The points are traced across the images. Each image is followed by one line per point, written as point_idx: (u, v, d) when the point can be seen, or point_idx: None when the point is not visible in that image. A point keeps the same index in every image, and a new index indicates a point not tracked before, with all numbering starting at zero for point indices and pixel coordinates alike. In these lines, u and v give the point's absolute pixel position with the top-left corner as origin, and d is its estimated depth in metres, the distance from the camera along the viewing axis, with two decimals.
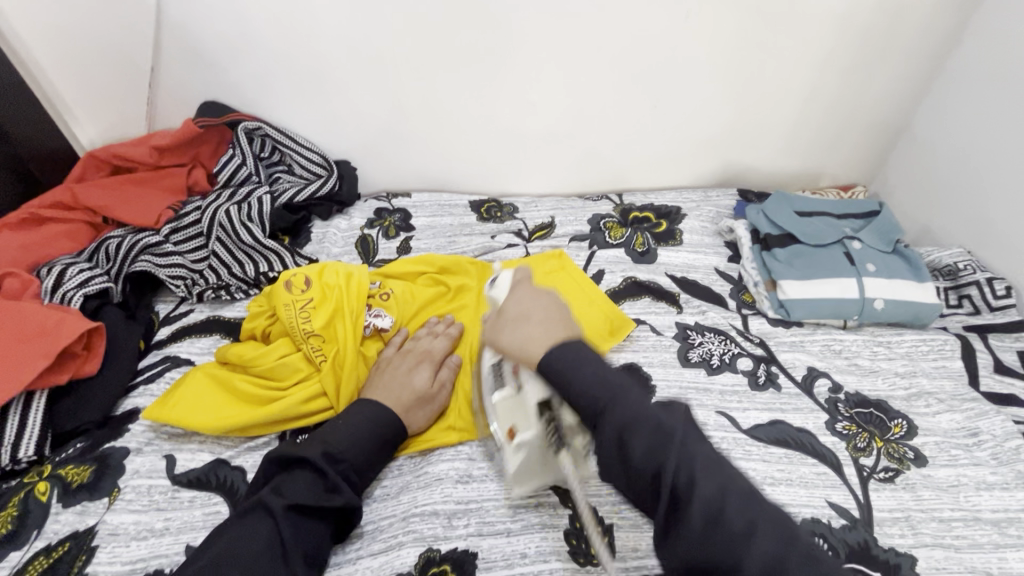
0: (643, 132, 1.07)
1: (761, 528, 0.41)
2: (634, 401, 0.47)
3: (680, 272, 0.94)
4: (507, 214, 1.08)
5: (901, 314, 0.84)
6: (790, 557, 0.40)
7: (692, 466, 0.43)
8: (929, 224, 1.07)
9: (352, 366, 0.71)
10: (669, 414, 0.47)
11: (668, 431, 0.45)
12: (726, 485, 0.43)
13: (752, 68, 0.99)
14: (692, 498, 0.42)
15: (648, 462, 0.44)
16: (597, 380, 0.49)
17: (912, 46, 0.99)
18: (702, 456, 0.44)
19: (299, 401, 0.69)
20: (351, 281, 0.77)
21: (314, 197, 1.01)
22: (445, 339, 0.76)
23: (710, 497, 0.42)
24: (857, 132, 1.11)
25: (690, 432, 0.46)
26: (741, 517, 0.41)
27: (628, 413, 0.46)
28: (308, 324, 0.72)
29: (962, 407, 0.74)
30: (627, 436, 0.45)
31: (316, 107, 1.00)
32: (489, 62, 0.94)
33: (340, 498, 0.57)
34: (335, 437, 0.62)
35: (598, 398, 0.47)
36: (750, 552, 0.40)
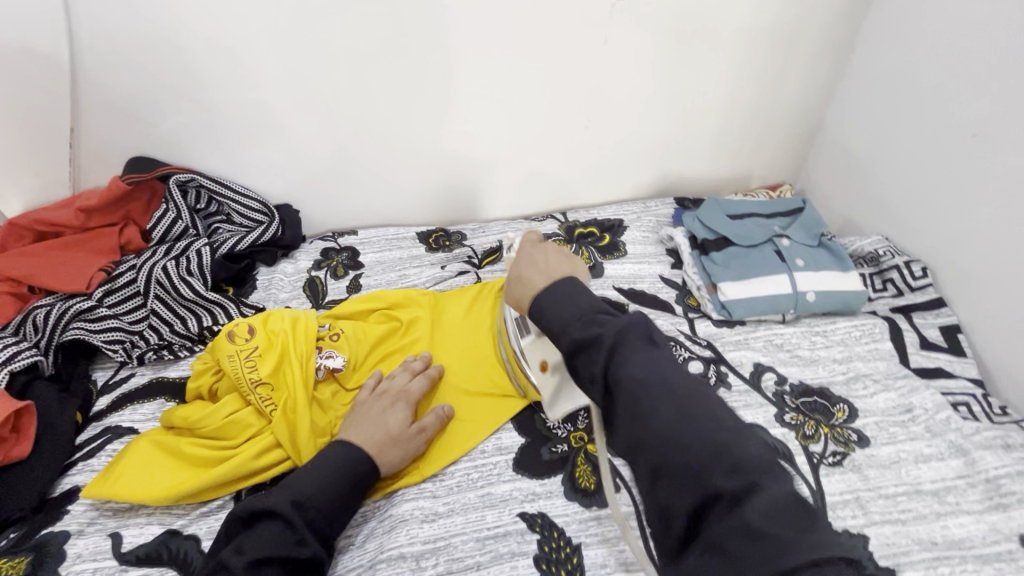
0: (579, 152, 1.10)
1: (674, 411, 0.47)
2: (581, 325, 0.53)
3: (626, 284, 0.97)
4: (456, 242, 1.08)
5: (832, 304, 0.88)
6: (697, 435, 0.45)
7: (623, 368, 0.50)
8: (851, 214, 1.14)
9: (305, 413, 0.70)
10: (619, 323, 0.53)
11: (602, 339, 0.51)
12: (651, 379, 0.49)
13: (673, 82, 1.04)
14: (618, 389, 0.49)
15: (590, 369, 0.52)
16: (563, 314, 0.55)
17: (813, 52, 1.07)
18: (636, 356, 0.50)
19: (252, 455, 0.67)
20: (297, 325, 0.76)
21: (256, 243, 0.99)
22: (422, 380, 0.74)
23: (632, 386, 0.48)
24: (776, 134, 1.18)
25: (627, 338, 0.51)
26: (658, 408, 0.47)
27: (574, 334, 0.53)
28: (254, 373, 0.70)
29: (896, 385, 0.78)
30: (578, 353, 0.53)
31: (252, 154, 0.99)
32: (423, 96, 0.96)
33: (309, 552, 0.55)
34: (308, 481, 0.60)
35: (557, 326, 0.55)
36: (656, 429, 0.46)
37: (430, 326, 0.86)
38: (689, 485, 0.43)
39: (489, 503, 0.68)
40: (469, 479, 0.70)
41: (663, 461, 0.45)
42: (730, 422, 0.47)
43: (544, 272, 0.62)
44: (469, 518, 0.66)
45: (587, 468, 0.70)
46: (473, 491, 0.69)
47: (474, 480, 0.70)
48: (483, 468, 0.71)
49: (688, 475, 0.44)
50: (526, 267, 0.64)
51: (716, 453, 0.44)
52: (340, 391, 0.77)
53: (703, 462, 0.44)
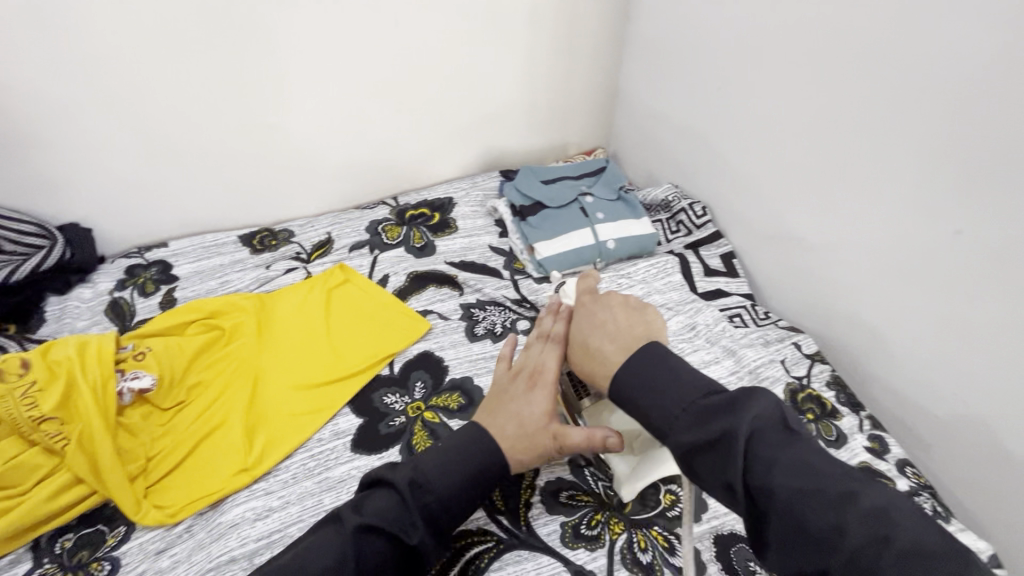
0: (396, 137, 1.11)
1: (856, 521, 0.39)
2: (687, 421, 0.46)
3: (457, 257, 1.01)
4: (283, 240, 1.05)
5: (632, 247, 0.99)
6: (903, 563, 0.37)
7: (770, 475, 0.42)
8: (652, 169, 1.28)
9: (103, 441, 0.65)
10: (734, 412, 0.45)
11: (729, 435, 0.44)
12: (809, 487, 0.41)
13: (475, 62, 1.10)
14: (773, 505, 0.42)
15: (718, 478, 0.44)
16: (656, 404, 0.48)
17: (595, 27, 1.18)
18: (784, 457, 0.43)
19: (44, 498, 0.62)
20: (86, 351, 0.70)
21: (37, 271, 0.88)
22: (555, 348, 0.62)
23: (791, 500, 0.41)
24: (581, 104, 1.29)
25: (760, 434, 0.44)
26: (829, 523, 0.39)
27: (681, 435, 0.46)
28: (34, 410, 0.63)
29: (685, 309, 0.91)
30: (692, 454, 0.45)
31: (13, 173, 0.87)
32: (213, 93, 0.92)
33: (415, 536, 0.48)
34: (426, 461, 0.53)
35: (658, 419, 0.48)
36: (843, 556, 0.38)
37: (256, 330, 0.84)
38: None
39: (327, 486, 0.68)
40: (306, 468, 0.70)
41: None
42: (925, 532, 0.38)
43: (613, 339, 0.56)
44: (306, 505, 0.66)
45: (424, 434, 0.74)
46: (310, 478, 0.69)
47: (311, 468, 0.70)
48: (320, 455, 0.71)
49: None
50: (591, 330, 0.59)
51: None
52: (154, 412, 0.73)
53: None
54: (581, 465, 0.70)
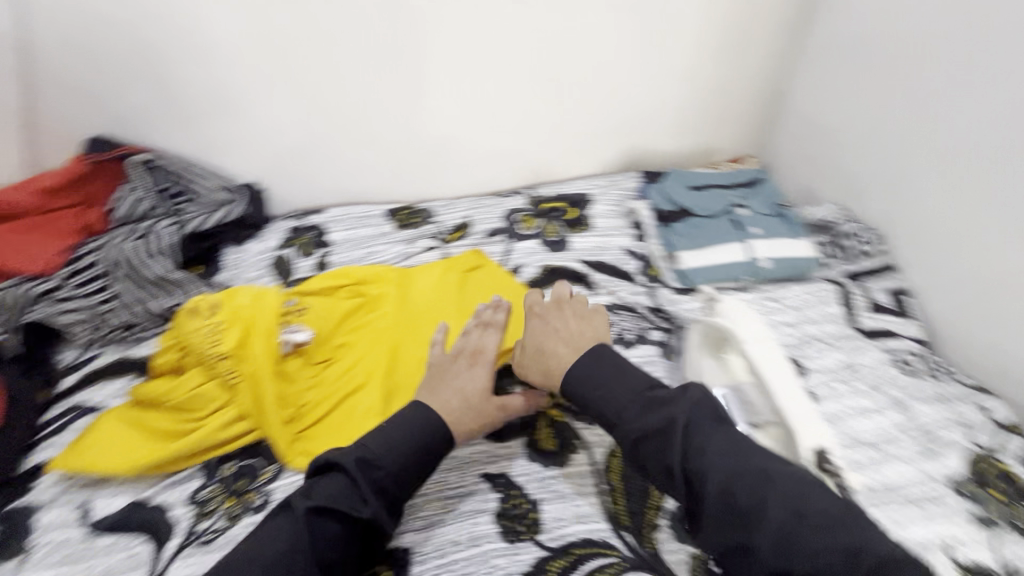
0: (543, 129, 1.12)
1: (777, 502, 0.50)
2: (640, 413, 0.59)
3: (591, 255, 0.99)
4: (424, 219, 1.09)
5: (785, 270, 0.91)
6: (813, 536, 0.47)
7: (704, 461, 0.54)
8: (811, 185, 1.17)
9: (267, 383, 0.71)
10: (680, 405, 0.58)
11: (670, 424, 0.56)
12: (736, 469, 0.53)
13: (637, 59, 1.07)
14: (705, 488, 0.52)
15: (662, 462, 0.56)
16: (610, 394, 0.61)
17: (768, 27, 1.10)
18: (715, 444, 0.55)
19: (219, 426, 0.70)
20: (261, 300, 0.77)
21: (222, 223, 0.99)
22: (493, 333, 0.74)
23: (719, 482, 0.52)
24: (739, 108, 1.20)
25: (696, 424, 0.56)
26: (755, 499, 0.51)
27: (636, 424, 0.58)
28: (218, 347, 0.71)
29: (844, 345, 0.82)
30: (641, 439, 0.57)
31: (218, 133, 0.99)
32: (390, 77, 0.98)
33: (368, 511, 0.55)
34: (361, 439, 0.60)
35: (612, 412, 0.60)
36: (764, 531, 0.49)
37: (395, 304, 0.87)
38: None
39: (452, 465, 0.68)
40: None
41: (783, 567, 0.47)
42: (830, 507, 0.50)
43: (566, 345, 0.68)
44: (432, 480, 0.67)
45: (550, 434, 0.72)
46: None
47: None
48: None
49: None
50: (541, 335, 0.70)
51: (845, 555, 0.46)
52: (307, 364, 0.79)
53: (832, 563, 0.46)
54: None
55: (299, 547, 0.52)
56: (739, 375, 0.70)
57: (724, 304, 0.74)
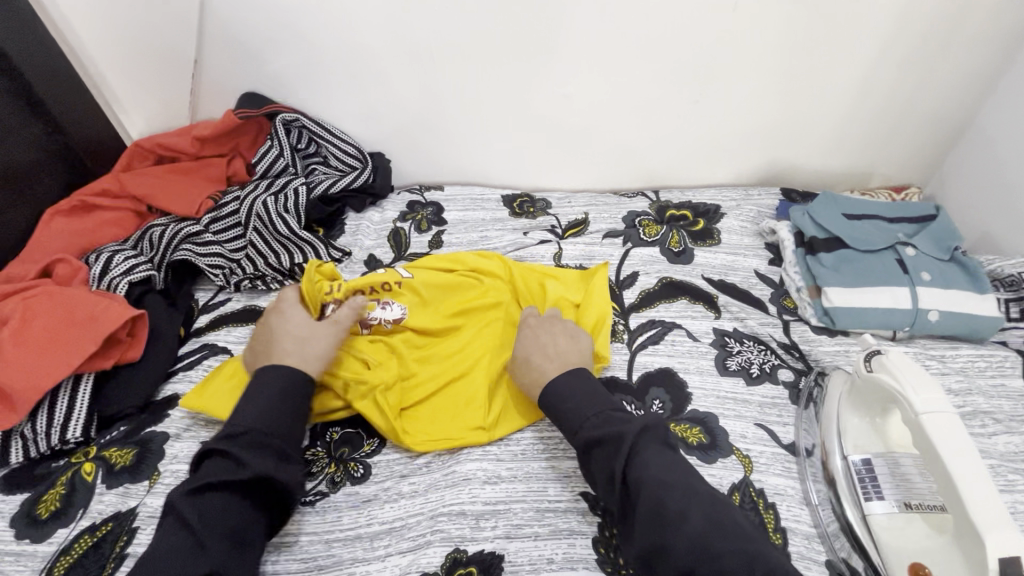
0: (680, 130, 1.03)
1: (698, 516, 0.47)
2: (596, 422, 0.57)
3: (717, 274, 0.91)
4: (540, 209, 1.06)
5: (957, 327, 0.79)
6: (729, 550, 0.45)
7: (642, 469, 0.51)
8: (991, 229, 1.00)
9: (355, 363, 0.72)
10: (629, 422, 0.55)
11: (621, 436, 0.54)
12: (669, 479, 0.50)
13: (805, 64, 0.94)
14: (638, 495, 0.50)
15: (607, 468, 0.53)
16: (579, 409, 0.59)
17: (978, 38, 0.92)
18: (648, 455, 0.52)
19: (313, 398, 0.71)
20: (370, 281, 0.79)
21: (347, 188, 1.01)
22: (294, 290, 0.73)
23: (652, 494, 0.49)
24: (913, 130, 1.04)
25: (644, 439, 0.54)
26: (681, 510, 0.48)
27: (590, 432, 0.56)
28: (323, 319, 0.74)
29: (1022, 429, 0.69)
30: (592, 448, 0.56)
31: (354, 100, 0.99)
32: (529, 60, 0.93)
33: (247, 472, 0.52)
34: (238, 416, 0.56)
35: (573, 422, 0.58)
36: (684, 536, 0.47)
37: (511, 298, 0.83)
38: None
39: (554, 476, 0.66)
40: (534, 449, 0.68)
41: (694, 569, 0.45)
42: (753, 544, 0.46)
43: (553, 359, 0.65)
44: (531, 487, 0.65)
45: None
46: (538, 461, 0.67)
47: (539, 450, 0.68)
48: (550, 441, 0.69)
49: None
50: (533, 348, 0.67)
51: (747, 562, 0.44)
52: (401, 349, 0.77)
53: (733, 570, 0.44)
54: None
55: (191, 525, 0.49)
56: (895, 446, 0.63)
57: (889, 359, 0.60)
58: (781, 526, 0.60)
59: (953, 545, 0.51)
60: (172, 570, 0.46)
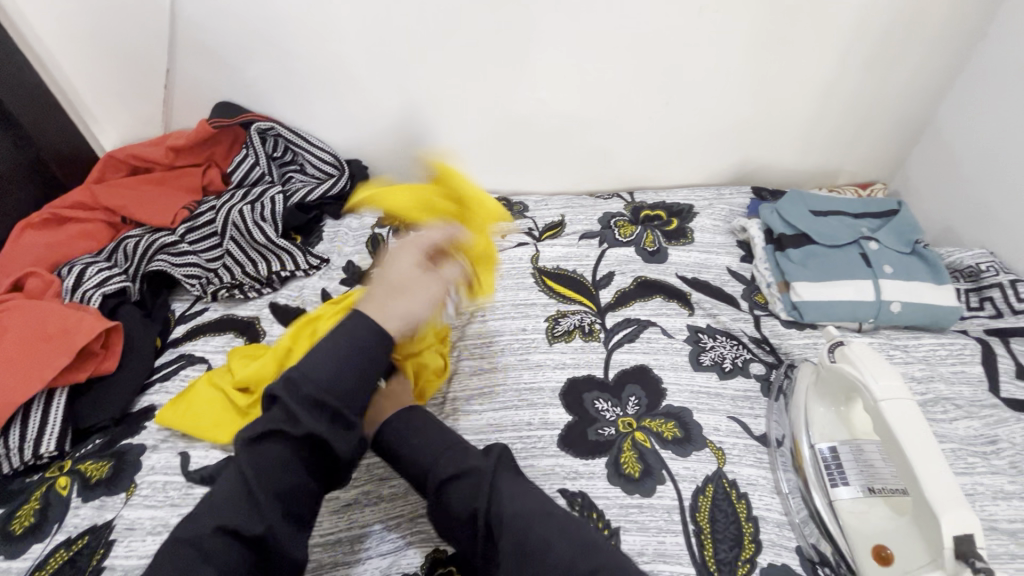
0: (652, 132, 1.05)
1: (562, 541, 0.48)
2: (455, 457, 0.55)
3: (690, 272, 0.93)
4: (517, 213, 1.07)
5: (920, 316, 0.82)
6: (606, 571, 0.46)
7: (500, 503, 0.51)
8: (951, 223, 1.04)
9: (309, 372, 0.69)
10: (482, 457, 0.55)
11: (477, 471, 0.53)
12: (523, 510, 0.50)
13: (770, 65, 0.97)
14: (501, 531, 0.49)
15: (464, 506, 0.52)
16: (422, 445, 0.57)
17: (934, 39, 0.95)
18: (507, 487, 0.52)
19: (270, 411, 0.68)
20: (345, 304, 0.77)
21: (325, 196, 1.01)
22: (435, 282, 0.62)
23: (516, 528, 0.49)
24: (876, 128, 1.08)
25: (500, 469, 0.54)
26: (545, 538, 0.49)
27: (447, 468, 0.54)
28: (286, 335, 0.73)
29: (981, 414, 0.73)
30: (447, 485, 0.53)
31: (329, 108, 1.00)
32: (503, 66, 0.94)
33: (302, 429, 0.50)
34: (299, 364, 0.53)
35: (421, 461, 0.56)
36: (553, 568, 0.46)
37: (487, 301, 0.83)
38: None
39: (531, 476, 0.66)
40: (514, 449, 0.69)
41: None
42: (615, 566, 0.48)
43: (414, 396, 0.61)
44: None
45: (634, 457, 0.66)
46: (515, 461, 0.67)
47: (517, 450, 0.68)
48: (528, 440, 0.69)
49: None
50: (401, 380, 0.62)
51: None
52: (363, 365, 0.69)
53: None
54: (815, 562, 0.59)
55: (248, 479, 0.49)
56: (860, 434, 0.65)
57: (851, 350, 0.62)
58: (753, 514, 0.62)
59: (911, 526, 0.54)
60: (227, 519, 0.48)
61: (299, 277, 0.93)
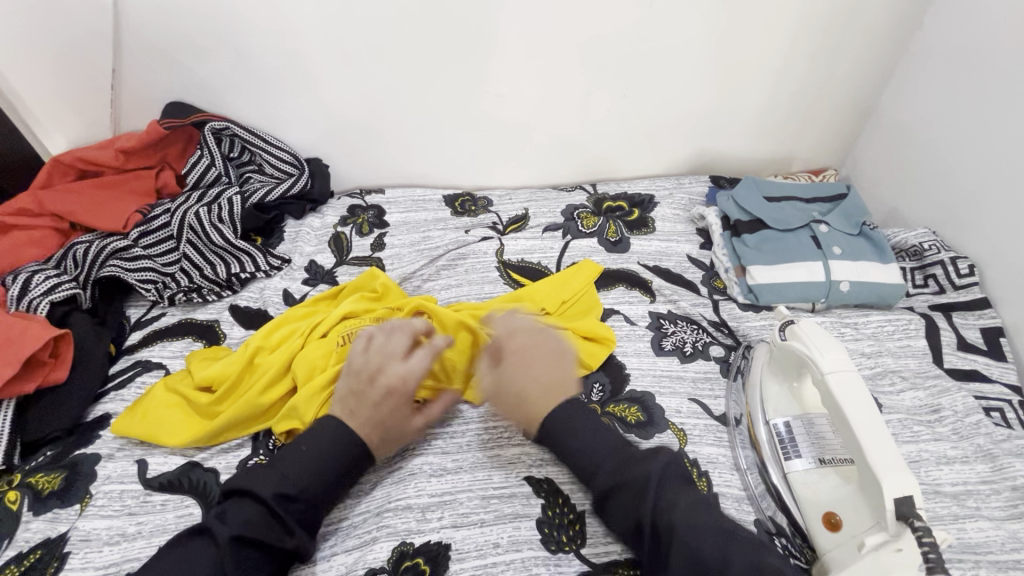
0: (612, 123, 1.07)
1: (738, 561, 0.47)
2: (617, 462, 0.55)
3: (652, 260, 0.95)
4: (481, 207, 1.07)
5: (868, 295, 0.85)
6: None
7: (668, 511, 0.51)
8: (897, 206, 1.08)
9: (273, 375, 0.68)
10: (655, 461, 0.54)
11: (645, 478, 0.53)
12: (701, 523, 0.49)
13: (723, 55, 0.99)
14: (669, 540, 0.49)
15: (632, 514, 0.52)
16: (591, 449, 0.56)
17: (874, 29, 0.99)
18: (680, 501, 0.51)
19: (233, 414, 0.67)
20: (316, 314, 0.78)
21: (285, 195, 0.99)
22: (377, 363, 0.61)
23: (687, 538, 0.49)
24: (825, 116, 1.12)
25: (667, 478, 0.53)
26: (721, 555, 0.48)
27: (611, 476, 0.54)
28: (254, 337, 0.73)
29: (925, 384, 0.76)
30: (613, 493, 0.54)
31: (286, 106, 0.98)
32: (462, 61, 0.94)
33: (292, 542, 0.53)
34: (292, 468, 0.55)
35: (587, 462, 0.56)
36: None
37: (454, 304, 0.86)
38: None
39: (497, 464, 0.67)
40: (480, 440, 0.70)
41: None
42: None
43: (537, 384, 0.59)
44: (476, 476, 0.66)
45: None
46: (482, 450, 0.69)
47: (484, 440, 0.70)
48: (495, 430, 0.71)
49: None
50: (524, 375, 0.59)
51: None
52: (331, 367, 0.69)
53: None
54: (772, 533, 0.61)
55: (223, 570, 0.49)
56: (811, 407, 0.68)
57: (800, 328, 0.64)
58: (713, 490, 0.63)
59: (858, 493, 0.56)
60: None
61: (260, 278, 0.92)
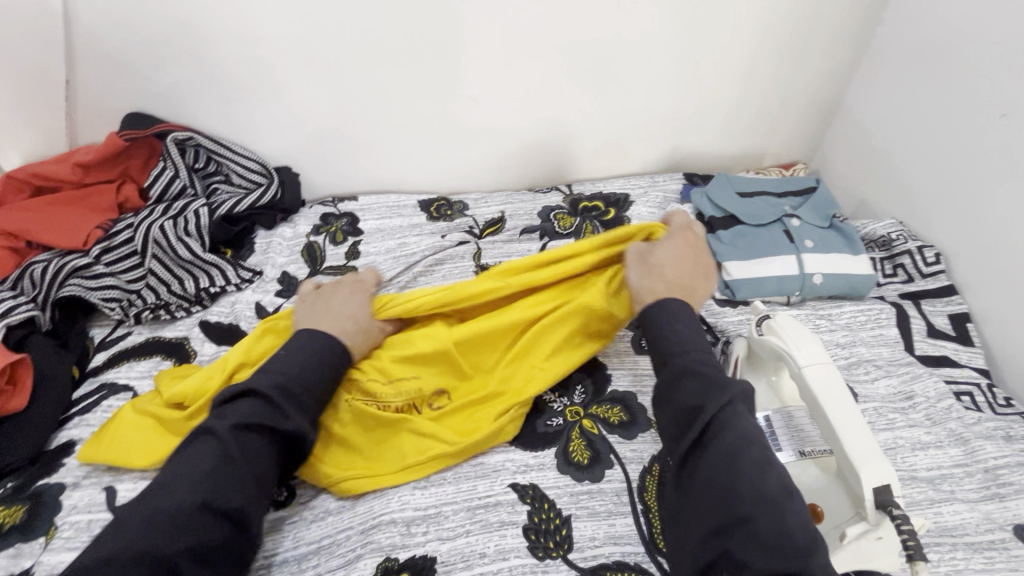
0: (586, 124, 1.07)
1: (775, 477, 0.49)
2: (700, 359, 0.58)
3: None
4: (457, 212, 1.06)
5: (840, 286, 0.87)
6: (796, 520, 0.47)
7: (730, 417, 0.53)
8: (866, 197, 1.10)
9: None
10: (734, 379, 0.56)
11: (724, 384, 0.55)
12: (749, 434, 0.52)
13: (692, 54, 1.00)
14: (718, 437, 0.52)
15: (695, 399, 0.54)
16: (686, 338, 0.60)
17: (837, 25, 1.02)
18: (738, 413, 0.54)
19: None
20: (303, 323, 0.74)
21: (254, 206, 0.96)
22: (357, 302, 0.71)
23: (735, 440, 0.51)
24: (792, 112, 1.14)
25: (741, 398, 0.55)
26: (756, 466, 0.50)
27: (694, 362, 0.57)
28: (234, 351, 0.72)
29: (899, 371, 0.78)
30: (684, 375, 0.57)
31: (253, 115, 0.96)
32: (432, 67, 0.93)
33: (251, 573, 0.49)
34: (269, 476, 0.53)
35: (677, 347, 0.59)
36: (755, 490, 0.48)
37: None
38: (782, 558, 0.45)
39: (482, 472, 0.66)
40: None
41: (753, 519, 0.47)
42: (795, 518, 0.47)
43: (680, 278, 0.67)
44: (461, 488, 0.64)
45: (582, 445, 0.69)
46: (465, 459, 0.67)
47: None
48: None
49: (774, 544, 0.45)
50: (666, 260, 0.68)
51: (810, 537, 0.46)
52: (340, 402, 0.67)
53: (796, 535, 0.45)
54: None
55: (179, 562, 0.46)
56: (789, 402, 0.67)
57: (777, 323, 0.65)
58: None
59: (839, 485, 0.57)
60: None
61: (231, 292, 0.89)
